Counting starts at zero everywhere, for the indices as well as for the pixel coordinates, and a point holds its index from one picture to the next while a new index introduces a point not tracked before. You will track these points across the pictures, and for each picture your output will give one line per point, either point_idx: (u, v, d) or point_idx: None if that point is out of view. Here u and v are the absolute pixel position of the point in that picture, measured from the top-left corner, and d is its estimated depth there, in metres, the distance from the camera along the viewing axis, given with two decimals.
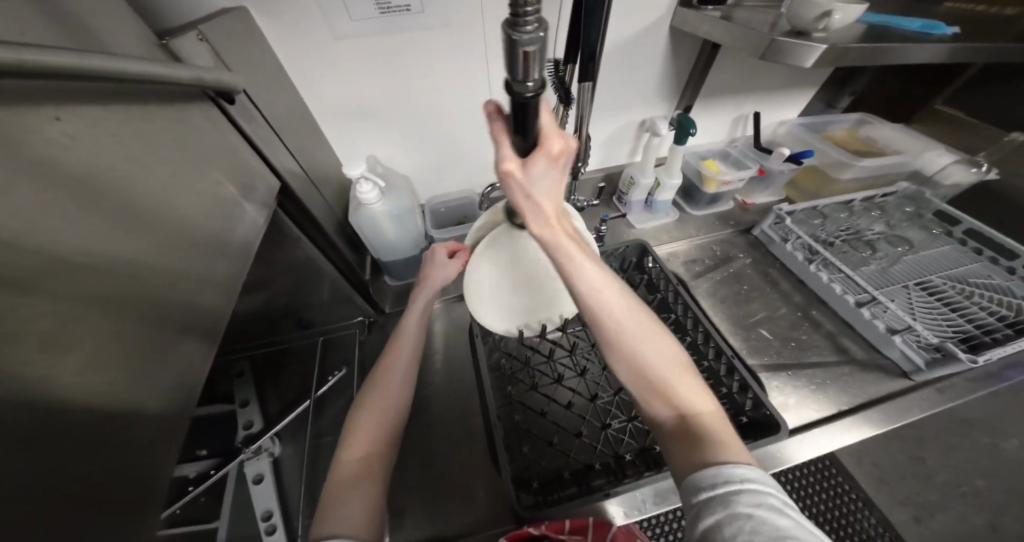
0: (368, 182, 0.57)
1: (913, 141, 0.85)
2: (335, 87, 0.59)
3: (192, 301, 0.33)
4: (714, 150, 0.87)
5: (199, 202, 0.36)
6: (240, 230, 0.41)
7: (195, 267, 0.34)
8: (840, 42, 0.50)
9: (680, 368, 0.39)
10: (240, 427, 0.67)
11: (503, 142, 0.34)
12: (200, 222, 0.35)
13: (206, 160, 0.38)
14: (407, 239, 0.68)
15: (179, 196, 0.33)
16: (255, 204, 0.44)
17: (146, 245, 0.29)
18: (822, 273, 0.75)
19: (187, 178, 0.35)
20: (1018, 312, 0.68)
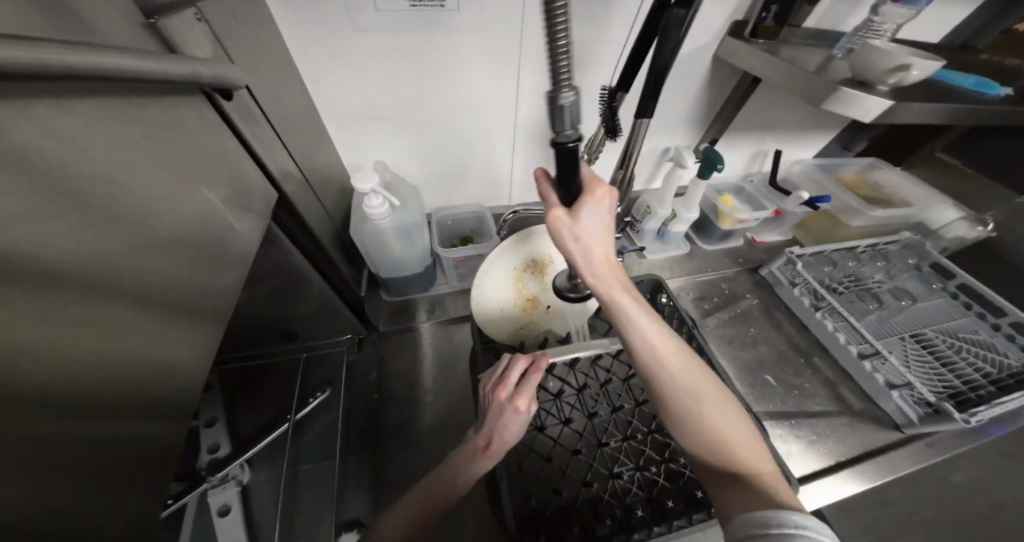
0: (378, 196, 0.53)
1: (917, 190, 0.86)
2: (348, 80, 0.53)
3: (165, 338, 0.28)
4: (730, 184, 0.85)
5: (195, 215, 0.30)
6: (235, 245, 0.35)
7: (179, 294, 0.29)
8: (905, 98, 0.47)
9: (735, 422, 0.41)
10: (205, 449, 0.60)
11: (548, 191, 0.44)
12: (191, 239, 0.30)
13: (204, 164, 0.32)
14: (412, 255, 0.63)
15: (171, 209, 0.28)
16: (253, 215, 0.38)
17: (126, 272, 0.24)
18: (827, 320, 0.75)
19: (182, 188, 0.29)
20: (1001, 369, 0.69)
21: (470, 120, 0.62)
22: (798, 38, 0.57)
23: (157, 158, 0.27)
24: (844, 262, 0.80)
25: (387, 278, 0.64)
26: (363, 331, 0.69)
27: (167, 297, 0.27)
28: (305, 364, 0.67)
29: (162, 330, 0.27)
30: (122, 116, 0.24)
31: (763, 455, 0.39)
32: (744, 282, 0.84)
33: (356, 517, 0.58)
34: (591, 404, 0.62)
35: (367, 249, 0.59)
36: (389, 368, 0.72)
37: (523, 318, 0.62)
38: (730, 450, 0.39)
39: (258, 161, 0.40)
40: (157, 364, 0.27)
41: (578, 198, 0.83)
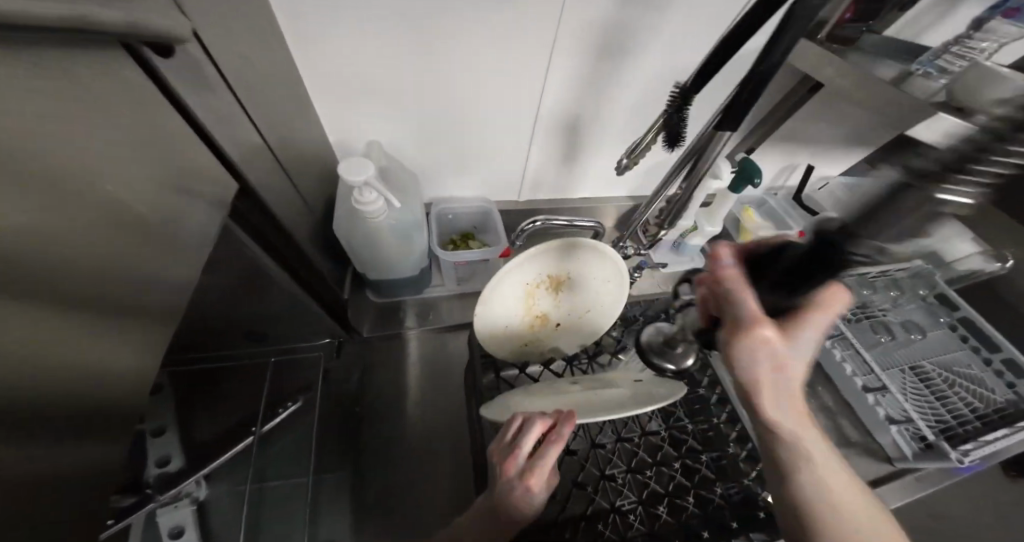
0: (373, 189, 0.44)
1: (935, 217, 0.83)
2: (340, 42, 0.43)
3: (71, 384, 0.20)
4: (753, 197, 0.79)
5: (127, 207, 0.22)
6: (178, 238, 0.27)
7: (100, 315, 0.21)
8: None
9: None
10: (152, 463, 0.51)
11: (747, 298, 0.35)
12: (120, 242, 0.21)
13: (142, 135, 0.23)
14: (405, 258, 0.54)
15: (98, 204, 0.20)
16: (203, 201, 0.29)
17: (29, 303, 0.16)
18: (836, 349, 0.73)
19: (113, 172, 0.20)
20: (989, 405, 0.69)
21: (486, 100, 0.53)
22: (870, 45, 0.50)
23: (80, 129, 0.18)
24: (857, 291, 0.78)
25: (376, 278, 0.56)
26: (343, 334, 0.62)
27: (83, 323, 0.20)
28: (274, 369, 0.59)
29: (69, 369, 0.19)
30: (34, 72, 0.16)
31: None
32: None
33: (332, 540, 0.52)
34: (598, 430, 0.59)
35: (353, 245, 0.50)
36: (373, 374, 0.66)
37: (530, 331, 0.56)
38: None
39: (218, 135, 0.30)
40: (57, 423, 0.19)
41: (591, 199, 0.75)
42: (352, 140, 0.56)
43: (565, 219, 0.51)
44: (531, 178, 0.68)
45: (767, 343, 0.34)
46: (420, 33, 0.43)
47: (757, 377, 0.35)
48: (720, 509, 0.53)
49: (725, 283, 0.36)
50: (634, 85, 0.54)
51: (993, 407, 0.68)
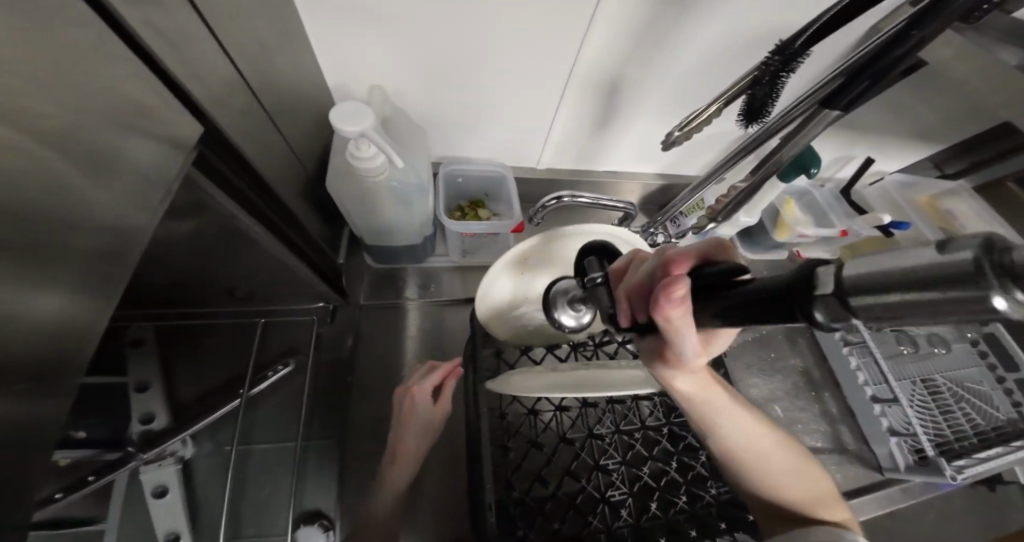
0: (368, 142, 0.36)
1: (991, 221, 0.73)
2: None
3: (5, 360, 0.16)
4: (795, 186, 0.70)
5: (23, 131, 0.15)
6: (139, 170, 0.22)
7: (20, 270, 0.16)
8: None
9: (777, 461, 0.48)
10: (133, 419, 0.48)
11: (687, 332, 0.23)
12: (26, 178, 0.16)
13: (44, 31, 0.16)
14: (405, 225, 0.48)
15: (17, 138, 0.15)
16: (150, 137, 0.23)
17: None
18: (852, 357, 0.69)
19: (5, 80, 0.14)
20: (991, 424, 0.68)
21: (513, 54, 0.45)
22: (986, 30, 0.41)
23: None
24: None
25: (373, 243, 0.50)
26: (338, 300, 0.60)
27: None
28: (262, 329, 0.56)
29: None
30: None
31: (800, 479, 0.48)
32: None
33: (320, 508, 0.53)
34: (594, 421, 0.56)
35: (350, 207, 0.44)
36: (365, 340, 0.66)
37: (544, 324, 0.53)
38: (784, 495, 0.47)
39: (174, 65, 0.24)
40: (11, 401, 0.16)
41: (612, 174, 0.68)
42: (351, 83, 0.48)
43: (591, 198, 0.43)
44: (554, 143, 0.60)
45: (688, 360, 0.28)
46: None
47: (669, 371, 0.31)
48: (709, 507, 0.49)
49: (625, 298, 0.27)
50: (692, 43, 0.46)
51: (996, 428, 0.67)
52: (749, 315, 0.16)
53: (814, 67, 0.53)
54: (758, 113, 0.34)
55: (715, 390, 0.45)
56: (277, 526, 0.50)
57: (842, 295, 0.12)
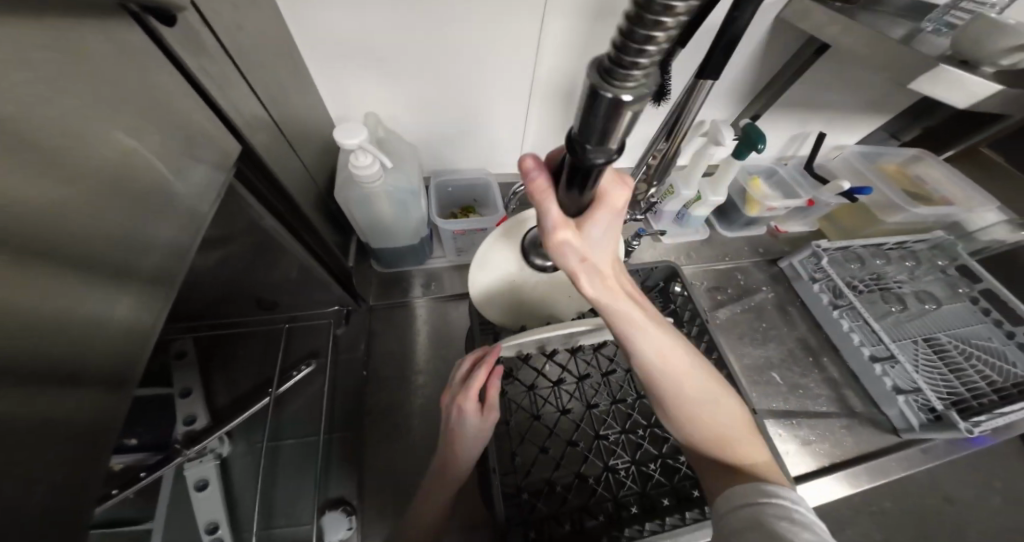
0: (367, 153, 0.45)
1: (964, 189, 0.75)
2: (336, 14, 0.44)
3: (109, 325, 0.23)
4: (761, 166, 0.75)
5: (145, 148, 0.25)
6: (207, 180, 0.31)
7: (144, 238, 0.25)
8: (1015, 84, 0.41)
9: (703, 395, 0.41)
10: (179, 422, 0.55)
11: (548, 204, 0.32)
12: (149, 178, 0.25)
13: (131, 87, 0.24)
14: (405, 226, 0.56)
15: (143, 149, 0.24)
16: (206, 160, 0.31)
17: (103, 229, 0.22)
18: (844, 319, 0.69)
19: (132, 115, 0.24)
20: (1008, 379, 0.64)
21: (479, 73, 0.54)
22: (881, 7, 0.48)
23: (90, 73, 0.20)
24: (872, 260, 0.72)
25: (377, 247, 0.58)
26: (351, 303, 0.66)
27: (125, 251, 0.24)
28: (287, 334, 0.63)
29: (103, 297, 0.22)
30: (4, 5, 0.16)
31: (750, 437, 0.42)
32: (761, 274, 0.77)
33: (342, 496, 0.56)
34: (591, 394, 0.59)
35: (354, 213, 0.52)
36: (380, 338, 0.71)
37: (528, 304, 0.57)
38: (714, 434, 0.40)
39: (222, 100, 0.33)
40: (126, 331, 0.24)
41: None
42: (351, 113, 0.57)
43: None
44: (529, 146, 0.68)
45: (567, 244, 0.34)
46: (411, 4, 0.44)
47: (569, 269, 0.36)
48: None
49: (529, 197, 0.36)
50: None
51: (1013, 382, 0.63)
52: (586, 173, 0.25)
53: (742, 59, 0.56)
54: (666, 94, 0.41)
55: (620, 297, 0.38)
56: (305, 516, 0.54)
57: (584, 130, 0.20)
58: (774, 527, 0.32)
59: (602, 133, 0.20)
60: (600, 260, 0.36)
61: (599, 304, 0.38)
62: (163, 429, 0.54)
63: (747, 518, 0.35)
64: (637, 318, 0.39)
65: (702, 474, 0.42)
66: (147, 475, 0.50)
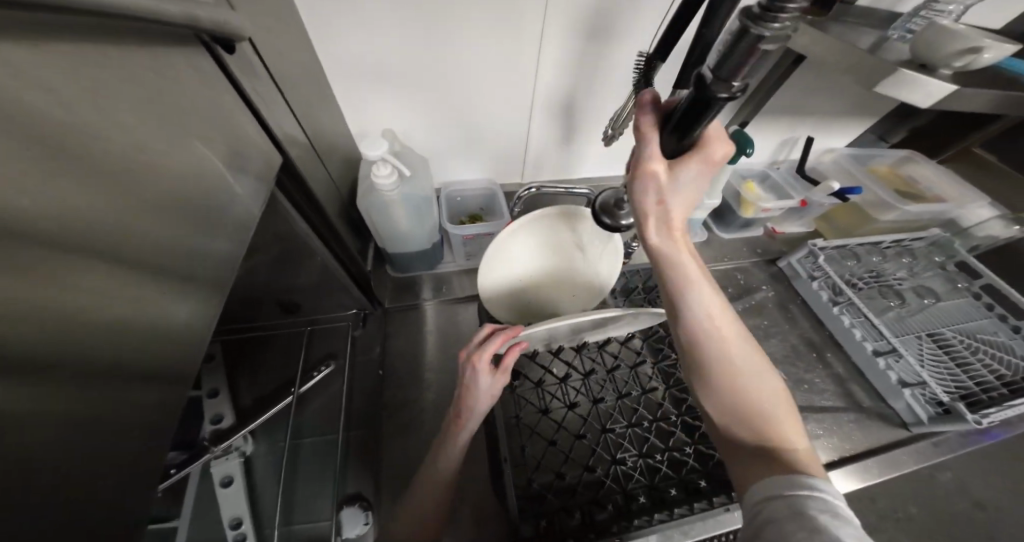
0: (386, 164, 0.50)
1: (956, 187, 0.77)
2: (360, 43, 0.50)
3: (177, 302, 0.27)
4: (754, 171, 0.79)
5: (207, 157, 0.29)
6: (253, 188, 0.36)
7: (205, 233, 0.29)
8: (970, 84, 0.45)
9: (754, 363, 0.40)
10: (206, 421, 0.58)
11: (650, 140, 0.34)
12: (212, 183, 0.30)
13: (193, 104, 0.28)
14: (420, 232, 0.60)
15: (206, 156, 0.29)
16: (254, 171, 0.36)
17: (174, 221, 0.26)
18: (844, 315, 0.71)
19: (198, 131, 0.28)
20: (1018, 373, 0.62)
21: (485, 91, 0.59)
22: (850, 19, 0.52)
23: (164, 95, 0.25)
24: (868, 257, 0.74)
25: (394, 253, 0.62)
26: (368, 307, 0.70)
27: (191, 244, 0.28)
28: (308, 337, 0.67)
29: (174, 277, 0.26)
30: (86, 33, 0.20)
31: (795, 427, 0.39)
32: (761, 274, 0.79)
33: (358, 492, 0.58)
34: (597, 389, 0.61)
35: (373, 222, 0.57)
36: (393, 342, 0.73)
37: (523, 297, 0.61)
38: (758, 405, 0.39)
39: (268, 119, 0.38)
40: (189, 312, 0.28)
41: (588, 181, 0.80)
42: (371, 131, 0.63)
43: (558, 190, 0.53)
44: (533, 157, 0.73)
45: (654, 181, 0.35)
46: (421, 30, 0.50)
47: (642, 212, 0.38)
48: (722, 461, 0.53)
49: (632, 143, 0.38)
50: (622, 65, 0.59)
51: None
52: (700, 115, 0.29)
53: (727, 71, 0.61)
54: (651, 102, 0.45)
55: (683, 252, 0.39)
56: (323, 512, 0.56)
57: (723, 66, 0.25)
58: (811, 521, 0.31)
59: (736, 68, 0.25)
60: (675, 209, 0.37)
61: (657, 252, 0.40)
62: (193, 430, 0.58)
63: (778, 515, 0.33)
64: (694, 272, 0.40)
65: (733, 461, 0.40)
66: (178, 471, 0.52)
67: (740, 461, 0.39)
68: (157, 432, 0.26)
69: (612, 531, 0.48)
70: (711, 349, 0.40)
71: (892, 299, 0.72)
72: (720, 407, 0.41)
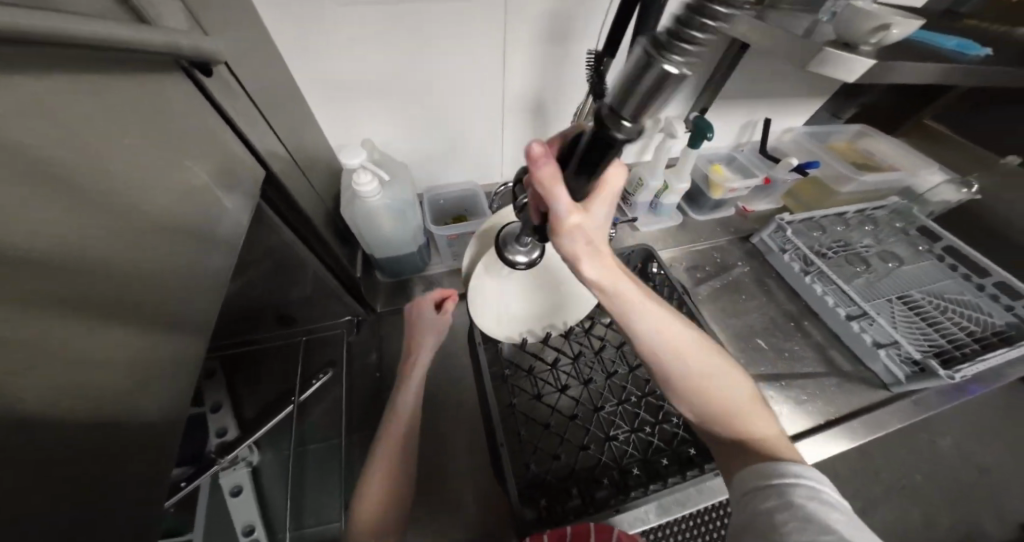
0: (367, 171, 0.53)
1: (908, 157, 0.81)
2: (336, 60, 0.53)
3: (178, 307, 0.29)
4: (720, 155, 0.83)
5: (194, 174, 0.31)
6: (241, 202, 0.38)
7: (198, 247, 0.32)
8: (886, 57, 0.49)
9: (710, 371, 0.42)
10: (212, 434, 0.60)
11: (558, 193, 0.32)
12: (200, 198, 0.32)
13: (181, 126, 0.31)
14: (405, 236, 0.63)
15: (193, 174, 0.31)
16: (241, 187, 0.38)
17: (166, 233, 0.28)
18: (817, 284, 0.72)
19: (185, 152, 0.31)
20: (986, 329, 0.64)
21: (456, 96, 0.62)
22: (787, 5, 0.56)
23: (152, 118, 0.28)
24: (834, 228, 0.78)
25: (381, 258, 0.64)
26: (362, 313, 0.73)
27: (182, 253, 0.30)
28: (306, 346, 0.69)
29: (171, 285, 0.28)
30: (76, 64, 0.22)
31: (762, 413, 0.41)
32: (736, 251, 0.83)
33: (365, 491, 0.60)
34: (586, 372, 0.64)
35: (360, 231, 0.60)
36: (389, 345, 0.75)
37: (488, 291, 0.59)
38: (727, 409, 0.40)
39: (251, 137, 0.40)
40: (188, 318, 0.30)
41: None
42: (350, 142, 0.66)
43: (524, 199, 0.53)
44: (509, 156, 0.77)
45: (577, 228, 0.35)
46: (410, 37, 0.53)
47: (575, 258, 0.38)
48: None
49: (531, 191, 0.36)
50: (582, 63, 0.62)
51: (991, 331, 0.64)
52: (605, 148, 0.27)
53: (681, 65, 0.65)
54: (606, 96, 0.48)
55: (622, 278, 0.40)
56: (332, 514, 0.58)
57: (624, 106, 0.23)
58: (800, 509, 0.32)
59: (643, 104, 0.22)
60: (602, 241, 0.38)
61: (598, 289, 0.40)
62: (198, 443, 0.59)
63: (764, 507, 0.33)
64: (637, 298, 0.40)
65: (721, 462, 0.41)
66: (188, 485, 0.54)
67: (724, 464, 0.40)
68: (167, 430, 0.28)
69: (609, 504, 0.51)
70: (668, 366, 0.42)
71: (859, 266, 0.74)
72: (694, 417, 0.42)
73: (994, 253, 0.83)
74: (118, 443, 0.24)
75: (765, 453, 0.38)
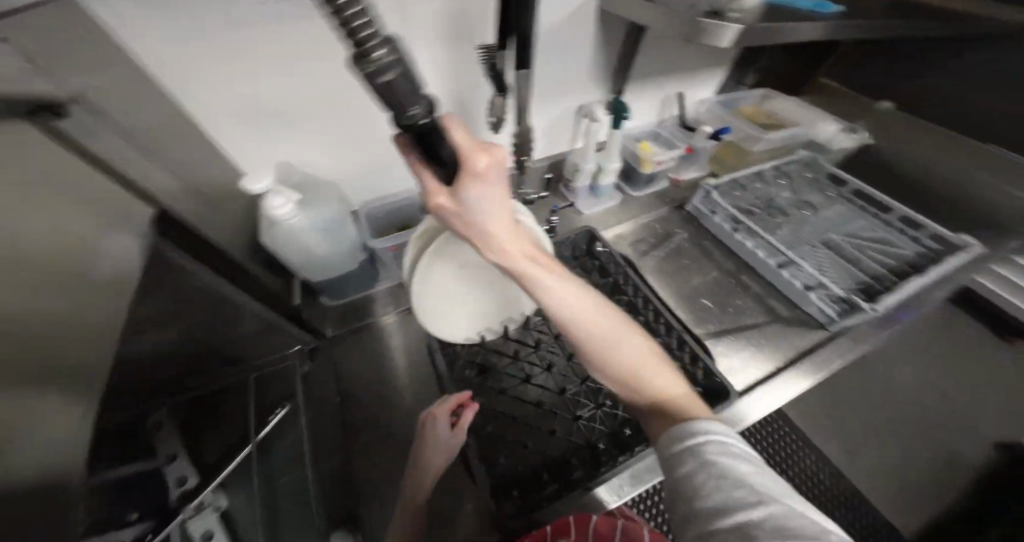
0: (278, 195, 0.51)
1: (808, 112, 0.89)
2: (232, 85, 0.51)
3: (52, 368, 0.25)
4: (646, 132, 0.86)
5: (65, 216, 0.28)
6: (131, 242, 0.34)
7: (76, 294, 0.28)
8: (750, 20, 0.53)
9: (622, 340, 0.40)
10: (171, 485, 0.53)
11: (426, 176, 0.36)
12: (76, 241, 0.28)
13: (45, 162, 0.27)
14: (341, 252, 0.62)
15: (64, 214, 0.28)
16: (127, 225, 0.35)
17: (31, 283, 0.24)
18: (747, 240, 0.76)
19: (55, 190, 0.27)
20: (900, 261, 0.69)
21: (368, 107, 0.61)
22: None
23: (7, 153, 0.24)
24: (754, 186, 0.83)
25: (319, 280, 0.63)
26: (311, 340, 0.70)
27: (56, 304, 0.26)
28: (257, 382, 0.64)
29: (35, 339, 0.25)
30: None
31: (673, 376, 0.40)
32: (675, 220, 0.86)
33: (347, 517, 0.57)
34: (547, 357, 0.65)
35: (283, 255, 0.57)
36: (346, 370, 0.74)
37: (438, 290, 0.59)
38: (640, 381, 0.39)
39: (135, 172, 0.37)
40: (65, 377, 0.26)
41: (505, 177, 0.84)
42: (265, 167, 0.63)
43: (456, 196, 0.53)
44: None
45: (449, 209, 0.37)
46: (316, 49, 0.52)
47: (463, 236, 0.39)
48: None
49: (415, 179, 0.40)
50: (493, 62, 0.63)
51: (904, 263, 0.69)
52: (426, 137, 0.32)
53: (585, 53, 0.67)
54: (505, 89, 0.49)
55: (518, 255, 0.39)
56: None
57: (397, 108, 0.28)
58: (711, 470, 0.32)
59: (399, 99, 0.27)
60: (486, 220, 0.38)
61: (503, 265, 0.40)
62: (153, 497, 0.51)
63: (681, 473, 0.34)
64: (539, 274, 0.39)
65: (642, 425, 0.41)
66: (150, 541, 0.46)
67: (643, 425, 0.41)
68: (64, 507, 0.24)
69: (580, 483, 0.52)
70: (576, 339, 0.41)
71: (779, 218, 0.79)
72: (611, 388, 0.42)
73: (894, 184, 0.92)
74: (19, 507, 0.21)
75: (670, 417, 0.38)
